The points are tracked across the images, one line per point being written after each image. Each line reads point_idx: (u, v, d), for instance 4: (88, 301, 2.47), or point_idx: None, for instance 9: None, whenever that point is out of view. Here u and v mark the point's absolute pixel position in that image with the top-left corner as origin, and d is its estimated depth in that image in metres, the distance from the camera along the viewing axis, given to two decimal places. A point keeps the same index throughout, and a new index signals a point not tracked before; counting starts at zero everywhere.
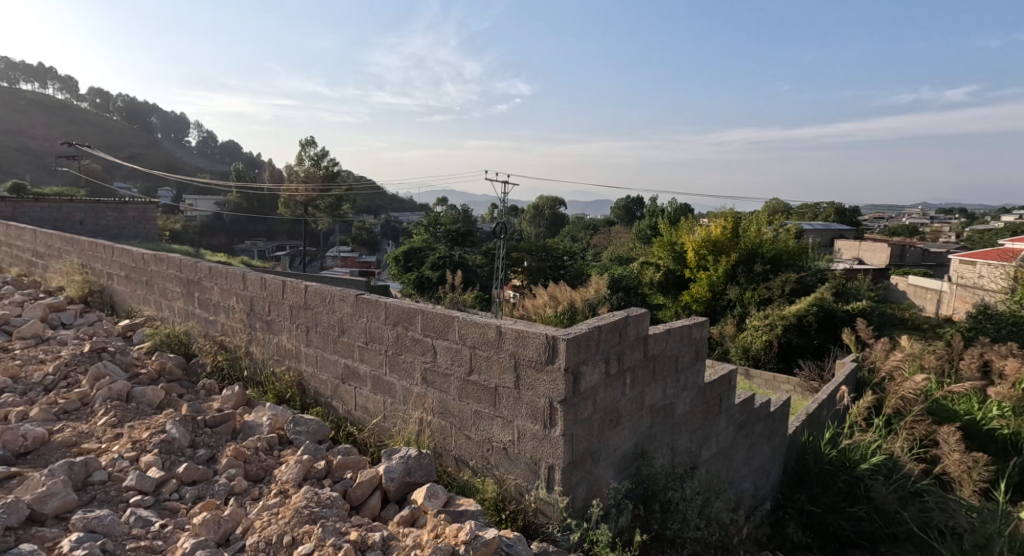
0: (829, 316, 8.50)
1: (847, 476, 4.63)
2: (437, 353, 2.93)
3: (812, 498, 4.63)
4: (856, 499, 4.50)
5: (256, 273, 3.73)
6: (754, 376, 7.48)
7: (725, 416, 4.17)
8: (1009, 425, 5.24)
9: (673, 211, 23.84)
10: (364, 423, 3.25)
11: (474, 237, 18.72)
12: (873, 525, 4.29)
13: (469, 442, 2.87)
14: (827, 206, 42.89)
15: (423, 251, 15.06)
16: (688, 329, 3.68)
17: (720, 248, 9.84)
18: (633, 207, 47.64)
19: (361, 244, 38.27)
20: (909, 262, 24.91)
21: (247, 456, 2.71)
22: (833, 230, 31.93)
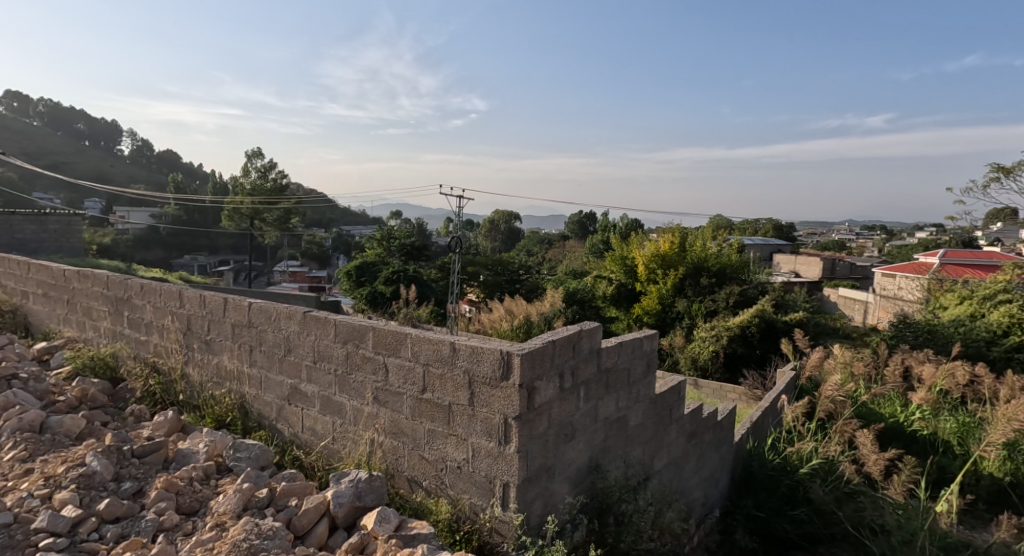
0: (770, 326, 8.78)
1: (789, 480, 4.77)
2: (389, 371, 2.86)
3: (759, 504, 4.75)
4: (797, 502, 4.64)
5: (194, 290, 3.58)
6: (703, 385, 7.65)
7: (675, 426, 4.23)
8: (930, 426, 5.55)
9: (624, 226, 24.27)
10: (311, 445, 3.14)
11: (429, 252, 18.56)
12: (813, 527, 4.45)
13: (423, 462, 2.81)
14: (767, 222, 44.78)
15: (377, 265, 14.81)
16: (639, 342, 3.74)
17: (669, 261, 10.04)
18: (587, 223, 48.62)
19: (311, 258, 37.62)
20: (840, 275, 26.20)
21: (179, 487, 2.58)
22: (772, 245, 33.20)
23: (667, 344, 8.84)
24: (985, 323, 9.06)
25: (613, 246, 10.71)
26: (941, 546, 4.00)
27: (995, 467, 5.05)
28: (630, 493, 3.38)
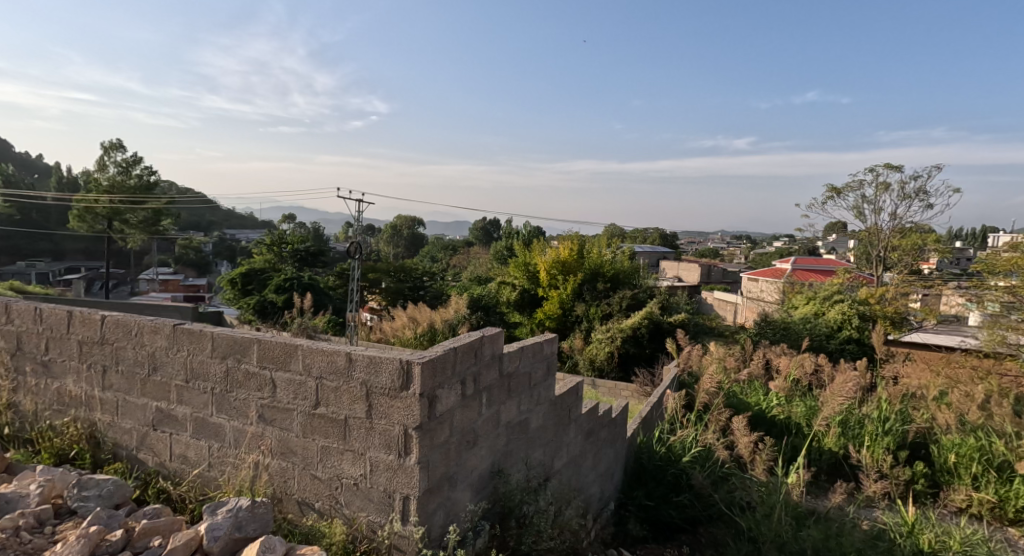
0: (657, 327, 9.20)
1: (674, 469, 5.08)
2: (277, 387, 2.68)
3: (649, 493, 5.00)
4: (681, 488, 4.96)
5: (27, 303, 3.17)
6: (599, 385, 7.94)
7: (574, 426, 4.32)
8: (785, 411, 6.11)
9: (523, 233, 24.75)
10: (182, 475, 2.88)
11: (327, 257, 17.82)
12: (694, 510, 4.77)
13: (315, 481, 2.66)
14: (655, 231, 47.75)
15: (266, 272, 13.99)
16: (539, 346, 3.81)
17: (569, 268, 10.30)
18: (489, 228, 49.33)
19: (187, 265, 34.97)
20: (716, 279, 28.38)
21: (3, 539, 2.23)
22: (658, 252, 35.22)
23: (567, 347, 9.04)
24: (825, 320, 11.21)
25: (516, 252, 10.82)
26: (794, 515, 4.41)
27: (833, 442, 5.56)
28: (531, 494, 3.42)
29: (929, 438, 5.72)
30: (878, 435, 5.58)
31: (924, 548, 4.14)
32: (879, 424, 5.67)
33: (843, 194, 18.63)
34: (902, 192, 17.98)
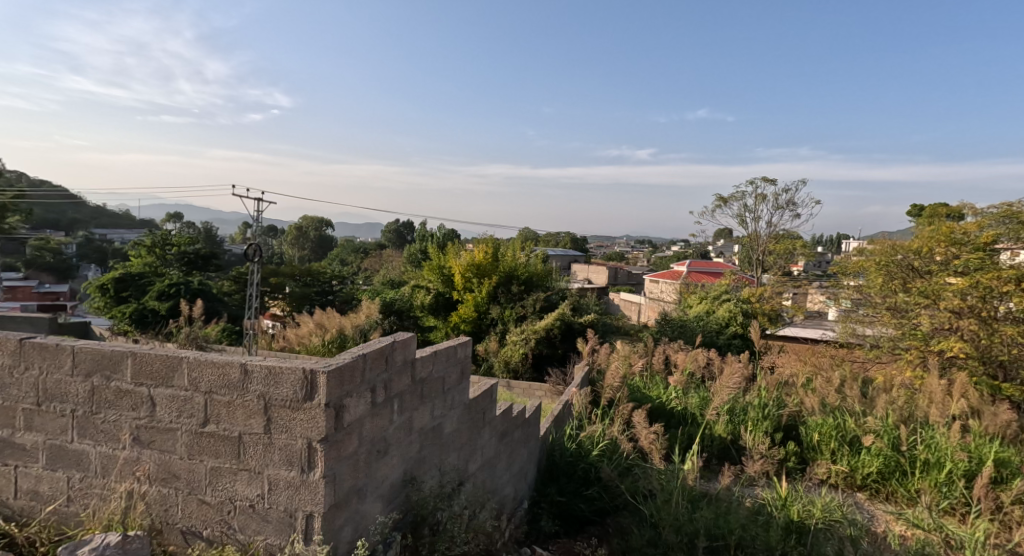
0: (568, 328, 9.35)
1: (583, 464, 5.22)
2: (156, 404, 2.44)
3: (561, 489, 5.09)
4: (590, 482, 5.12)
5: None
6: (514, 386, 7.98)
7: (488, 429, 4.29)
8: (681, 403, 6.43)
9: (437, 236, 24.53)
10: (33, 514, 2.58)
11: (218, 260, 16.77)
12: (602, 502, 4.93)
13: (203, 506, 2.45)
14: (566, 236, 48.92)
15: (145, 277, 12.85)
16: (453, 350, 3.78)
17: (483, 270, 10.22)
18: (401, 230, 48.60)
19: (50, 270, 31.30)
20: (622, 282, 29.44)
21: None
22: (569, 256, 36.09)
23: (481, 351, 9.00)
24: (715, 317, 12.05)
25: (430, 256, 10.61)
26: (689, 498, 4.73)
27: (722, 428, 5.96)
28: (445, 500, 3.36)
29: (799, 420, 6.24)
30: (759, 420, 6.09)
31: (794, 519, 4.61)
32: (760, 410, 6.19)
33: (728, 203, 20.05)
34: (777, 201, 19.67)
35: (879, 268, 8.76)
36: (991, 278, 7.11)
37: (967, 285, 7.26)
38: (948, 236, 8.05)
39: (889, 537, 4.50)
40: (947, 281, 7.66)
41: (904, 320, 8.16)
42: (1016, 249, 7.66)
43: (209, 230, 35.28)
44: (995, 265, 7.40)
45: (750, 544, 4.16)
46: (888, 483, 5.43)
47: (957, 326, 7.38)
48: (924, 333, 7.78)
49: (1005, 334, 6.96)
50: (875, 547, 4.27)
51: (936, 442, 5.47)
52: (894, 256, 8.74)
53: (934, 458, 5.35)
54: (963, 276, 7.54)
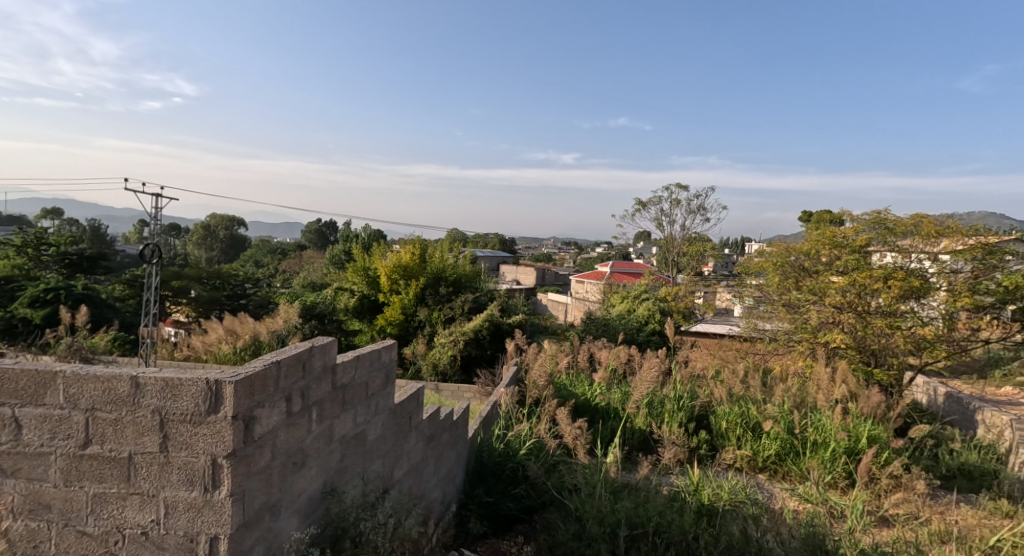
0: (497, 329, 9.32)
1: (511, 464, 5.21)
2: (25, 427, 2.21)
3: (488, 490, 5.04)
4: (517, 481, 5.12)
5: None
6: (443, 389, 7.87)
7: (415, 433, 4.18)
8: (605, 398, 6.58)
9: (361, 236, 23.86)
10: None
11: (109, 262, 15.45)
12: (530, 499, 4.94)
13: (83, 538, 2.23)
14: (495, 236, 48.99)
15: (16, 280, 11.51)
16: (377, 354, 3.66)
17: (410, 272, 9.97)
18: (323, 230, 47.14)
19: None
20: (550, 282, 29.80)
21: None
22: (497, 256, 36.20)
23: (408, 354, 8.80)
24: (635, 316, 12.44)
25: (354, 256, 10.21)
26: (612, 489, 4.83)
27: (642, 421, 6.16)
28: (369, 509, 3.23)
29: (710, 409, 6.53)
30: (675, 412, 6.34)
31: (705, 502, 4.78)
32: (676, 402, 6.46)
33: (646, 206, 20.75)
34: (690, 205, 20.59)
35: (775, 268, 9.27)
36: (865, 276, 7.95)
37: (847, 283, 8.13)
38: (831, 240, 8.47)
39: (784, 513, 4.84)
40: (831, 280, 8.49)
41: (797, 314, 8.96)
42: (885, 252, 8.30)
43: (98, 229, 32.14)
44: (869, 265, 8.16)
45: (666, 530, 4.28)
46: (785, 463, 5.90)
47: (838, 319, 8.30)
48: (812, 326, 8.65)
49: (876, 325, 7.93)
50: (774, 523, 4.55)
51: (822, 423, 5.98)
52: (788, 257, 9.20)
53: (821, 439, 5.85)
54: (842, 275, 8.32)
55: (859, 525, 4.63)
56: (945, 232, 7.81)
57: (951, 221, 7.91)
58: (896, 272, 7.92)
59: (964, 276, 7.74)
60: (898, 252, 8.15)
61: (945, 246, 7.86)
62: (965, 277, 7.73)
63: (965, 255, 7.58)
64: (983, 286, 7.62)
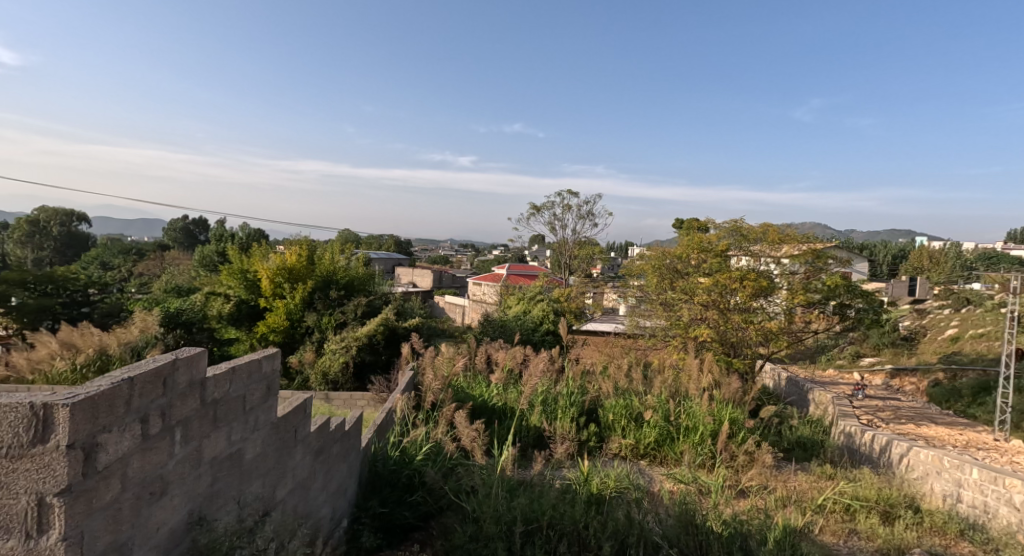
0: (392, 333, 9.00)
1: (407, 470, 4.99)
2: None
3: (382, 500, 4.78)
4: (414, 488, 4.92)
5: None
6: (333, 398, 7.47)
7: (301, 447, 3.86)
8: (501, 399, 6.54)
9: (240, 236, 22.17)
10: None
11: None
12: (427, 506, 4.77)
13: None
14: (390, 239, 47.90)
15: None
16: (256, 364, 3.34)
17: (296, 275, 9.32)
18: (193, 229, 43.47)
19: None
20: (447, 285, 29.45)
21: None
22: (392, 258, 35.31)
23: (295, 363, 8.21)
24: (531, 316, 12.59)
25: (230, 258, 9.30)
26: (507, 487, 4.75)
27: (536, 418, 6.18)
28: (244, 537, 2.92)
29: (598, 403, 6.71)
30: (567, 407, 6.44)
31: (594, 492, 4.85)
32: (568, 398, 6.55)
33: (540, 211, 21.18)
34: (580, 210, 21.29)
35: (652, 271, 9.69)
36: (726, 276, 8.62)
37: (711, 284, 8.78)
38: (698, 244, 9.16)
39: (663, 494, 5.05)
40: (699, 280, 9.09)
41: (672, 312, 9.44)
42: (741, 256, 9.06)
43: None
44: (728, 267, 8.90)
45: (559, 523, 4.29)
46: (662, 450, 6.19)
47: (706, 316, 8.92)
48: (684, 322, 9.15)
49: (735, 320, 8.63)
50: (653, 504, 4.75)
51: (693, 410, 6.39)
52: (664, 261, 9.69)
53: (692, 424, 6.24)
54: (709, 276, 8.95)
55: (722, 498, 4.96)
56: (786, 239, 8.84)
57: (790, 230, 9.02)
58: (749, 273, 8.69)
59: (799, 277, 8.75)
60: (750, 255, 8.94)
61: (785, 251, 8.84)
62: (799, 278, 8.73)
63: (799, 260, 8.62)
64: (813, 285, 8.65)
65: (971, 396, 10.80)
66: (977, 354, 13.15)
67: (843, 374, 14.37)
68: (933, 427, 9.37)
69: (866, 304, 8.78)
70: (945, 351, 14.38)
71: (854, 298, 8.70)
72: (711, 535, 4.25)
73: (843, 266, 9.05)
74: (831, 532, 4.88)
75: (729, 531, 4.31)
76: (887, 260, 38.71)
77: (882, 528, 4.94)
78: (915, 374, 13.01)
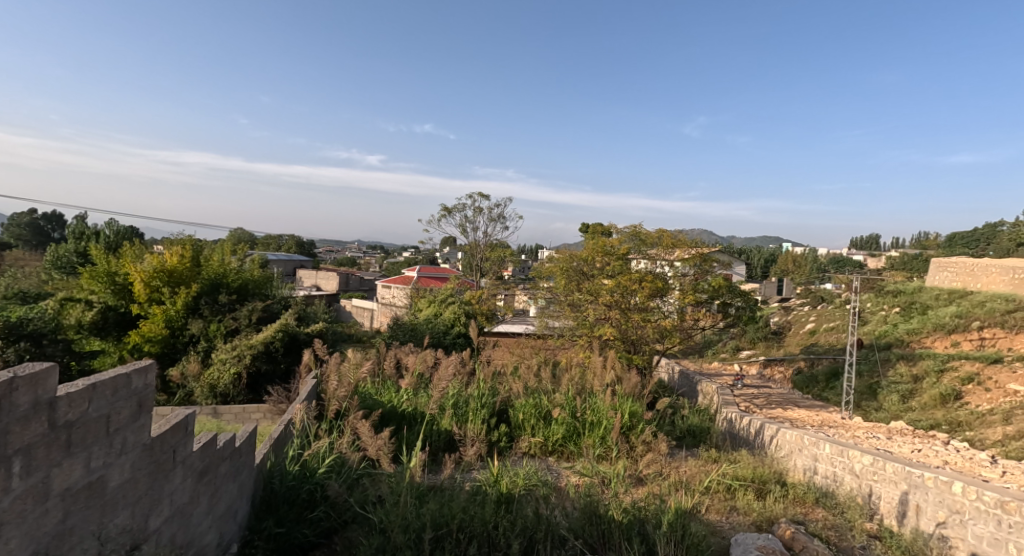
0: (292, 339, 8.44)
1: (309, 485, 4.59)
2: None
3: (279, 519, 4.37)
4: (315, 503, 4.54)
5: None
6: (223, 412, 6.86)
7: (181, 469, 3.43)
8: (412, 404, 6.25)
9: (106, 233, 19.92)
10: None
11: None
12: (330, 521, 4.43)
13: None
14: (290, 239, 45.66)
15: None
16: (122, 381, 3.01)
17: (178, 278, 8.53)
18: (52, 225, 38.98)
19: None
20: (353, 287, 28.39)
21: None
22: (293, 260, 33.58)
23: (176, 376, 7.46)
24: (442, 319, 12.34)
25: (94, 259, 8.28)
26: (417, 494, 4.50)
27: (447, 422, 5.97)
28: None
29: (509, 402, 6.59)
30: (478, 410, 6.26)
31: (503, 491, 4.71)
32: (478, 400, 6.37)
33: (450, 212, 20.91)
34: (491, 212, 21.23)
35: (561, 273, 9.76)
36: (627, 279, 8.84)
37: (614, 285, 8.95)
38: (602, 248, 9.35)
39: (570, 488, 5.02)
40: (603, 282, 9.27)
41: (579, 313, 9.54)
42: (639, 259, 9.42)
43: None
44: (629, 270, 9.16)
45: (469, 525, 4.14)
46: (571, 444, 6.22)
47: (609, 316, 9.06)
48: (590, 323, 9.27)
49: (634, 319, 8.83)
50: (560, 499, 4.70)
51: (597, 405, 6.46)
52: (572, 263, 9.80)
53: (596, 419, 6.29)
54: (612, 278, 9.16)
55: (622, 485, 5.04)
56: (678, 244, 9.16)
57: (682, 235, 9.42)
58: (647, 275, 8.99)
59: (689, 278, 9.21)
60: (648, 258, 9.29)
61: (678, 254, 9.20)
62: (689, 279, 9.18)
63: (690, 262, 9.03)
64: (701, 286, 9.10)
65: (824, 381, 11.85)
66: (830, 344, 14.52)
67: (725, 366, 15.31)
68: (794, 410, 10.11)
69: (744, 303, 9.34)
70: (804, 343, 15.76)
71: (734, 297, 9.24)
72: (612, 524, 4.25)
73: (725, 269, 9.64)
74: (714, 511, 5.07)
75: (629, 519, 4.34)
76: (761, 262, 41.86)
77: (756, 503, 5.19)
78: (783, 363, 14.07)
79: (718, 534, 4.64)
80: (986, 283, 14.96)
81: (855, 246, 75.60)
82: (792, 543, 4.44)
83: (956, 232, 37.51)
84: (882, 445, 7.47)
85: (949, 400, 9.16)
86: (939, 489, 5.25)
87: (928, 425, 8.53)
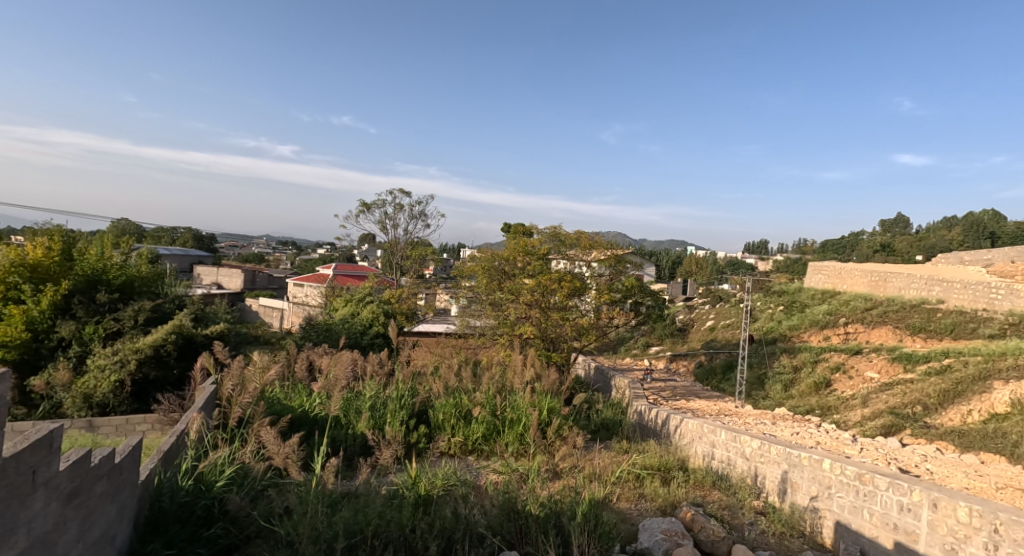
0: (186, 342, 7.74)
1: (206, 500, 4.11)
2: None
3: (168, 541, 3.89)
4: (213, 519, 4.08)
5: None
6: (100, 425, 6.14)
7: (42, 493, 2.92)
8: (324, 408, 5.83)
9: None
10: None
11: None
12: (229, 539, 3.99)
13: None
14: (188, 234, 42.60)
15: None
16: None
17: (43, 273, 7.59)
18: None
19: None
20: (261, 285, 26.83)
21: None
22: (191, 256, 31.27)
23: (41, 386, 6.60)
24: (359, 319, 11.82)
25: None
26: (328, 502, 4.13)
27: (363, 425, 5.64)
28: None
29: (429, 403, 6.29)
30: (396, 410, 5.94)
31: (422, 493, 4.43)
32: (397, 401, 6.04)
33: (369, 208, 20.21)
34: (412, 210, 20.69)
35: (483, 272, 9.51)
36: (547, 278, 8.78)
37: (535, 284, 8.86)
38: (523, 248, 9.18)
39: (490, 486, 4.81)
40: (524, 281, 9.17)
41: (500, 312, 9.38)
42: (559, 259, 9.43)
43: None
44: (549, 270, 9.10)
45: (385, 530, 3.86)
46: (489, 443, 6.04)
47: (529, 315, 8.96)
48: (511, 321, 9.15)
49: (554, 317, 8.80)
50: (479, 498, 4.48)
51: (517, 403, 6.32)
52: (494, 263, 9.60)
53: (516, 416, 6.16)
54: (533, 278, 9.06)
55: (538, 480, 4.91)
56: (595, 245, 9.20)
57: (598, 236, 9.46)
58: (566, 275, 8.99)
59: (605, 278, 9.31)
60: (567, 259, 9.32)
61: (595, 255, 9.26)
62: (605, 279, 9.29)
63: (606, 263, 9.16)
64: (616, 286, 9.22)
65: (721, 374, 12.42)
66: (726, 339, 15.26)
67: (635, 361, 15.71)
68: (696, 401, 10.43)
69: (653, 302, 9.52)
70: (705, 339, 16.48)
71: (645, 297, 9.40)
72: (529, 519, 4.10)
73: (638, 269, 9.78)
74: (625, 499, 5.03)
75: (545, 512, 4.17)
76: (669, 264, 43.67)
77: (661, 489, 5.24)
78: (686, 358, 14.64)
79: (628, 521, 4.61)
80: (851, 284, 16.21)
81: (752, 249, 80.70)
82: (691, 524, 4.44)
83: (833, 240, 40.86)
84: (767, 430, 7.80)
85: (822, 388, 9.77)
86: (812, 467, 5.47)
87: (804, 410, 9.00)
